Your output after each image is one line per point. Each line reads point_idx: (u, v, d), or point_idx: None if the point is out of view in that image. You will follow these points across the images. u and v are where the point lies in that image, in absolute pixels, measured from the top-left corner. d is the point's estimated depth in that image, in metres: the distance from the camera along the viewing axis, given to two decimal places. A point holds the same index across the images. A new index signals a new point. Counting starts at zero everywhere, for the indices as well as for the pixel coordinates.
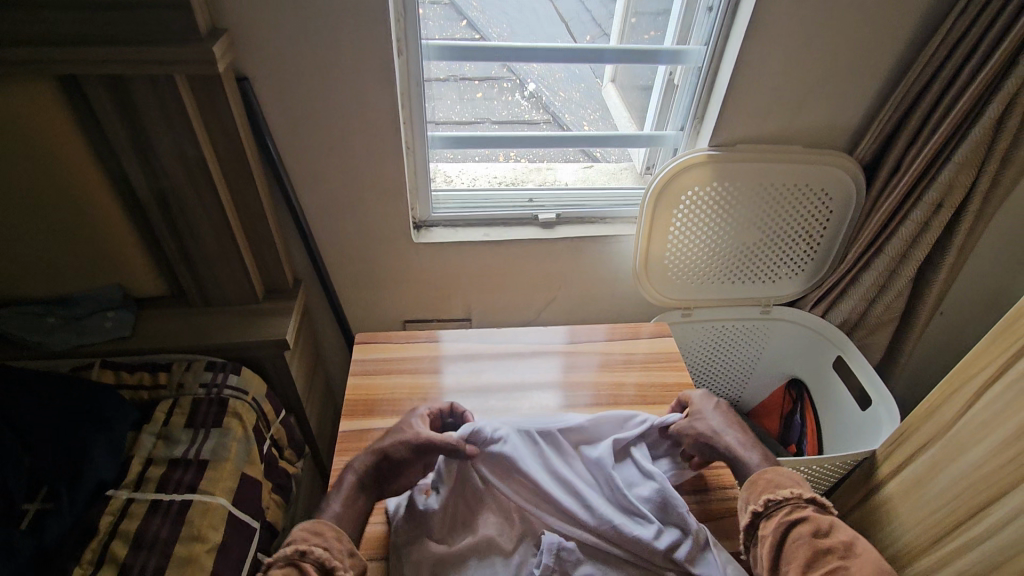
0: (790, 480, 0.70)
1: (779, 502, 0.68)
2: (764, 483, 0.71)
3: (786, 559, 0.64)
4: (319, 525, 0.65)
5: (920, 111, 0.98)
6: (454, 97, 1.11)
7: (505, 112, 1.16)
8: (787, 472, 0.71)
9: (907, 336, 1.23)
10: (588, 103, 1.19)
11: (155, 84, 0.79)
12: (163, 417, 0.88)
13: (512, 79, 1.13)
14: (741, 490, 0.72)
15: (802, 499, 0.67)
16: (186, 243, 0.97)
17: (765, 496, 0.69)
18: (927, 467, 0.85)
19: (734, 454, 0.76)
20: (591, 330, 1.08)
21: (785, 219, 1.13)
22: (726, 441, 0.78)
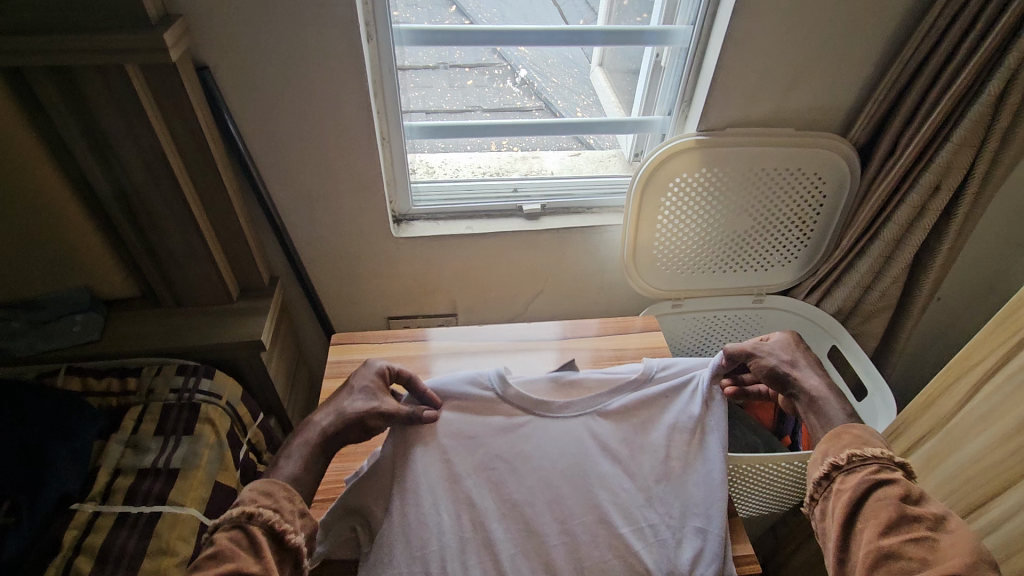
0: (881, 441, 0.67)
1: (865, 459, 0.65)
2: (852, 435, 0.68)
3: (865, 517, 0.61)
4: (269, 483, 0.62)
5: (916, 88, 0.93)
6: (444, 85, 1.07)
7: (497, 100, 1.12)
8: (875, 433, 0.68)
9: (904, 323, 1.19)
10: (581, 89, 1.15)
11: (106, 75, 0.74)
12: (133, 425, 0.85)
13: (503, 66, 1.09)
14: (821, 442, 0.70)
15: (892, 460, 0.64)
16: (153, 242, 0.93)
17: (851, 450, 0.66)
18: (925, 461, 0.82)
19: (814, 399, 0.74)
20: (583, 325, 1.05)
21: (777, 205, 1.10)
22: (811, 380, 0.76)
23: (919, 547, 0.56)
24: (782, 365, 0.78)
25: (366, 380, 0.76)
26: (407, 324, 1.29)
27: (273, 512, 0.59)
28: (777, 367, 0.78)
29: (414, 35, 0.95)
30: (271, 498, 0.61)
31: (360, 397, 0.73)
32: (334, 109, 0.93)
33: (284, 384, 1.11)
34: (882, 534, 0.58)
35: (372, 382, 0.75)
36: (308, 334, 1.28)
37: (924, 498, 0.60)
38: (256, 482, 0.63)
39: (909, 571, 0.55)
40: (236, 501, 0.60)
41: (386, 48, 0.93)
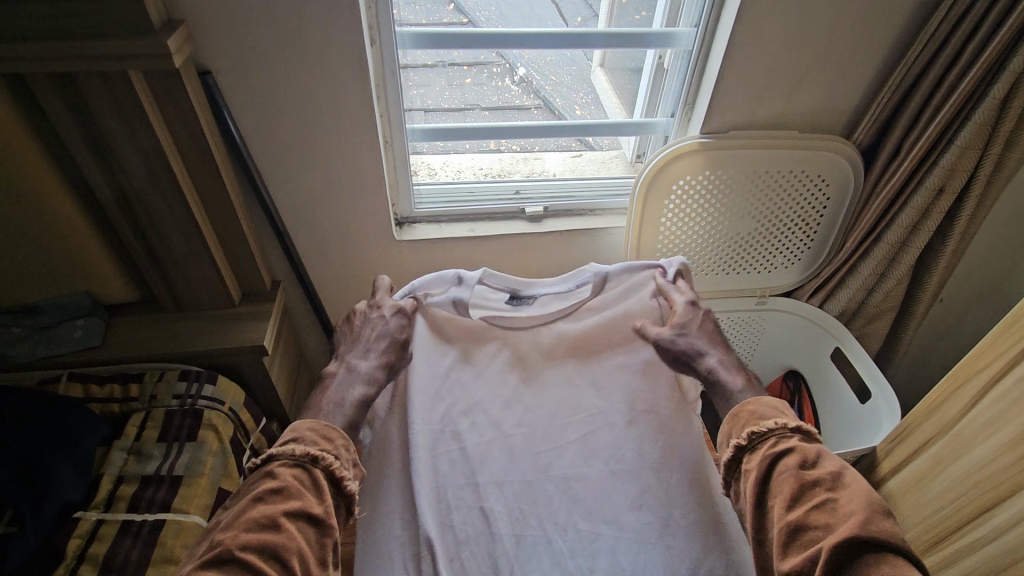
0: (774, 410, 0.73)
1: (764, 435, 0.70)
2: (746, 413, 0.74)
3: (772, 492, 0.65)
4: (328, 429, 0.70)
5: (920, 91, 0.93)
6: (443, 83, 1.06)
7: (495, 98, 1.11)
8: (769, 402, 0.75)
9: (906, 325, 1.19)
10: (578, 86, 1.14)
11: (106, 80, 0.74)
12: (136, 431, 0.84)
13: (501, 64, 1.08)
14: (725, 424, 0.76)
15: (789, 427, 0.70)
16: (154, 247, 0.92)
17: (748, 429, 0.71)
18: (931, 463, 0.82)
19: (711, 372, 0.82)
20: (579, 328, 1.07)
21: (780, 207, 1.10)
22: (720, 360, 0.83)
23: (823, 513, 0.61)
24: (701, 341, 0.86)
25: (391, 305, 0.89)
26: None
27: (334, 457, 0.67)
28: (691, 342, 0.86)
29: (417, 37, 0.94)
30: (330, 441, 0.69)
31: (393, 321, 0.87)
32: (336, 112, 0.92)
33: (286, 388, 1.11)
34: (790, 505, 0.63)
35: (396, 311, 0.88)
36: (309, 337, 1.27)
37: (820, 461, 0.66)
38: (313, 422, 0.70)
39: (818, 540, 0.59)
40: (298, 440, 0.67)
41: (389, 51, 0.93)
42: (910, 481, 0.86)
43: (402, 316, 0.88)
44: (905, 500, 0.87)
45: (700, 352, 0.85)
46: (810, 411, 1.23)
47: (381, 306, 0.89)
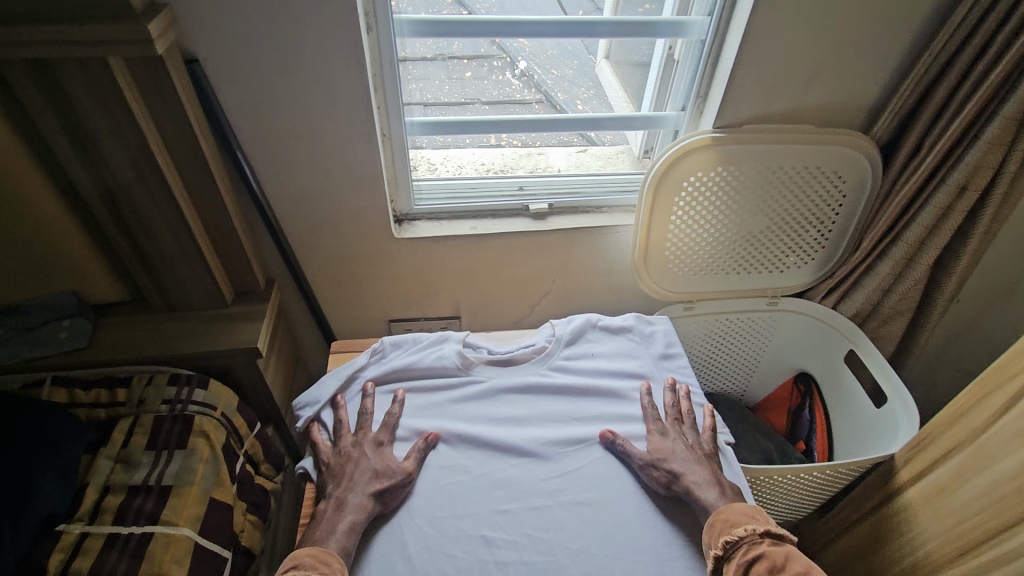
0: (745, 516, 0.75)
1: (737, 542, 0.72)
2: (722, 523, 0.75)
3: None
4: (327, 553, 0.70)
5: (943, 85, 0.89)
6: (442, 77, 1.02)
7: (495, 92, 1.06)
8: (740, 509, 0.76)
9: (922, 327, 1.15)
10: (582, 80, 1.10)
11: (87, 68, 0.69)
12: (122, 438, 0.80)
13: (502, 57, 1.03)
14: (702, 532, 0.76)
15: (759, 534, 0.72)
16: (143, 245, 0.88)
17: (722, 538, 0.73)
18: (955, 475, 0.78)
19: (691, 492, 0.80)
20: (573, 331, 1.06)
21: (794, 206, 1.06)
22: (698, 478, 0.82)
23: None
24: (681, 464, 0.84)
25: (372, 435, 0.88)
26: (409, 327, 1.24)
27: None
28: (670, 464, 0.84)
29: (417, 27, 0.90)
30: (329, 566, 0.69)
31: (378, 459, 0.84)
32: (331, 104, 0.88)
33: (282, 390, 1.07)
34: None
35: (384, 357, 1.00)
36: (306, 337, 1.23)
37: (790, 564, 0.68)
38: (312, 549, 0.72)
39: None
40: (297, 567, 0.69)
41: (387, 40, 0.88)
42: (930, 492, 0.83)
43: (388, 455, 0.86)
44: (925, 511, 0.84)
45: (680, 474, 0.82)
46: (822, 415, 1.20)
47: (363, 434, 0.88)
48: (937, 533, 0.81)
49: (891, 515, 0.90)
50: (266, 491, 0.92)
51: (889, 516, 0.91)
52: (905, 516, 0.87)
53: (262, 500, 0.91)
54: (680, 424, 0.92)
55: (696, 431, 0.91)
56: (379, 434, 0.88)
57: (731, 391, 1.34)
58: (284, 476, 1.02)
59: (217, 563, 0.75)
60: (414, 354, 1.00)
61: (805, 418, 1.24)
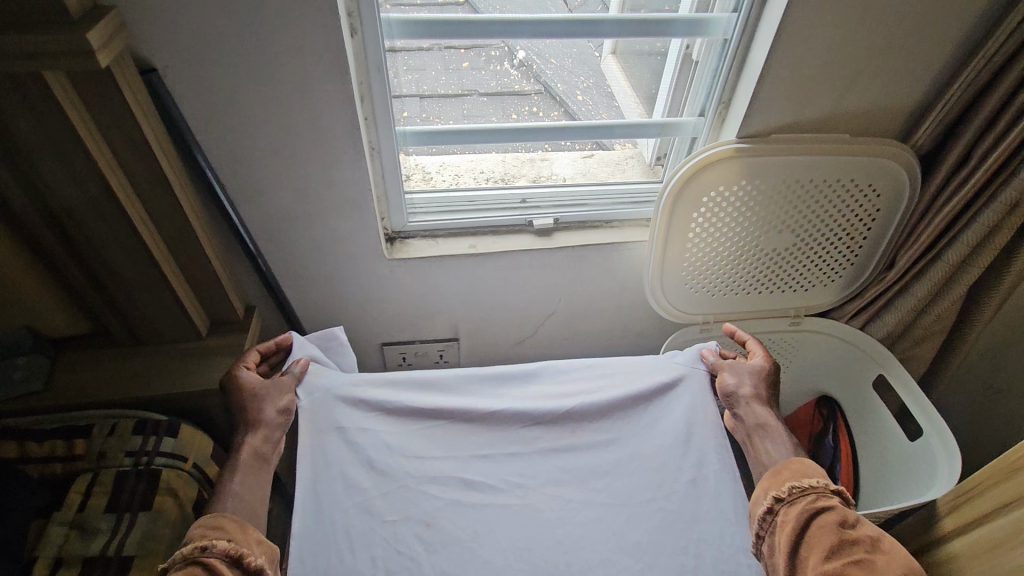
0: (820, 473, 0.72)
1: (808, 492, 0.69)
2: (789, 468, 0.73)
3: (809, 546, 0.64)
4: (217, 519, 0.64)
5: (999, 89, 0.80)
6: (438, 66, 0.91)
7: (494, 85, 0.95)
8: (813, 463, 0.73)
9: (958, 348, 1.07)
10: (581, 69, 0.97)
11: (16, 83, 0.60)
12: (80, 499, 0.72)
13: (500, 46, 0.91)
14: (765, 477, 0.73)
15: (831, 489, 0.69)
16: (102, 274, 0.79)
17: (789, 484, 0.70)
18: (1010, 531, 0.71)
19: (763, 425, 0.80)
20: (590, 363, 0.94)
21: (823, 221, 0.96)
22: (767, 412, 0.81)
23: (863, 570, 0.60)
24: (758, 391, 0.83)
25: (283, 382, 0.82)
26: (403, 351, 1.15)
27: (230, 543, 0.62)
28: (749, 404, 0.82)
29: (407, 26, 0.79)
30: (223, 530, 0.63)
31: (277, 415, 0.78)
32: (310, 116, 0.78)
33: None
34: (828, 562, 0.62)
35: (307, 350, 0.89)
36: None
37: (862, 526, 0.65)
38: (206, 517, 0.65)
39: None
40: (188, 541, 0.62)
41: (373, 43, 0.78)
42: (976, 544, 0.75)
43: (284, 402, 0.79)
44: (970, 566, 0.76)
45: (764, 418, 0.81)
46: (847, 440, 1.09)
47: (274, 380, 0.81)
48: None
49: (931, 564, 0.82)
50: None
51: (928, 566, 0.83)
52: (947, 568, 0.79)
53: None
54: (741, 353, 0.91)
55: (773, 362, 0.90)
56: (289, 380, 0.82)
57: None
58: None
59: None
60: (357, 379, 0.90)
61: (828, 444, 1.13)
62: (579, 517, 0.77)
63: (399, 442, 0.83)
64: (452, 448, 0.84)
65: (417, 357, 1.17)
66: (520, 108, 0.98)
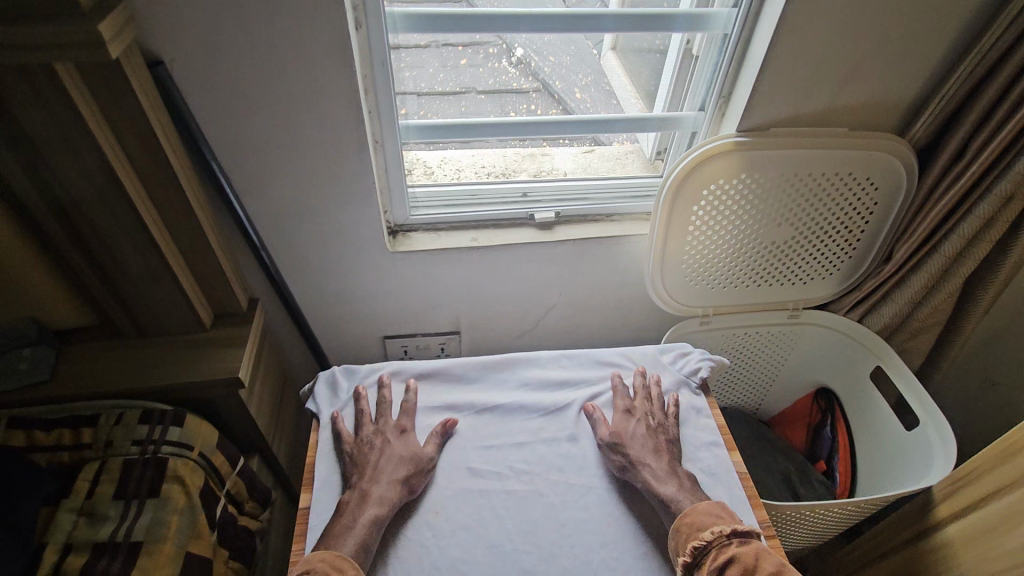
0: (711, 518, 0.70)
1: (706, 548, 0.66)
2: (687, 527, 0.70)
3: None
4: (339, 560, 0.66)
5: (995, 83, 0.81)
6: (436, 65, 0.92)
7: (492, 82, 0.96)
8: (705, 511, 0.71)
9: (954, 341, 1.08)
10: (580, 68, 1.00)
11: (27, 75, 0.60)
12: (88, 487, 0.73)
13: (498, 44, 0.93)
14: (668, 540, 0.71)
15: (727, 535, 0.67)
16: (109, 266, 0.80)
17: (689, 546, 0.67)
18: (1006, 517, 0.72)
19: (649, 485, 0.76)
20: (582, 355, 0.97)
21: (821, 215, 0.98)
22: (657, 471, 0.77)
23: None
24: (638, 452, 0.80)
25: (394, 422, 0.85)
26: (405, 344, 1.16)
27: None
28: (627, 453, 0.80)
29: (410, 21, 0.80)
30: (344, 573, 0.65)
31: (406, 449, 0.81)
32: (314, 109, 0.79)
33: (268, 417, 0.99)
34: None
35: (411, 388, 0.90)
36: (295, 355, 1.15)
37: (761, 564, 0.63)
38: (324, 552, 0.66)
39: None
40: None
41: (378, 37, 0.79)
42: (972, 531, 0.77)
43: (412, 440, 0.82)
44: (966, 552, 0.77)
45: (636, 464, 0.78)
46: (843, 433, 1.13)
47: (385, 422, 0.84)
48: None
49: (928, 551, 0.84)
50: (250, 532, 0.85)
51: (925, 553, 0.84)
52: (944, 555, 0.81)
53: (245, 544, 0.83)
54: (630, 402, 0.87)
55: (662, 412, 0.87)
56: (403, 420, 0.85)
57: (745, 405, 1.27)
58: (270, 512, 0.95)
59: None
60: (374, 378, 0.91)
61: (825, 436, 1.18)
62: (582, 504, 0.78)
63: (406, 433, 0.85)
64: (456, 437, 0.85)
65: (420, 350, 1.18)
66: (519, 105, 0.99)
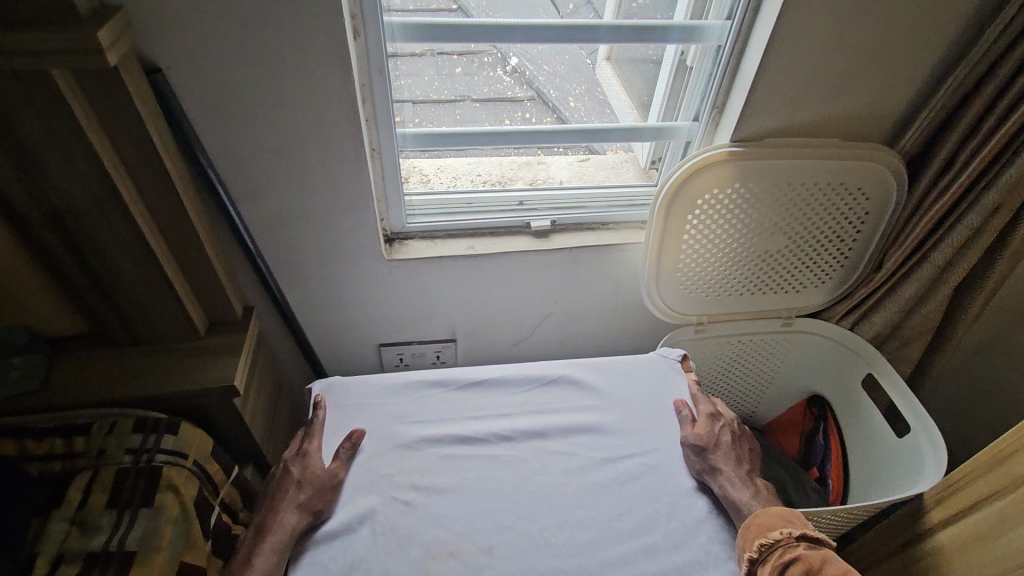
0: (783, 520, 0.66)
1: (773, 546, 0.63)
2: (755, 526, 0.67)
3: None
4: None
5: (982, 96, 0.82)
6: (431, 73, 0.92)
7: (487, 91, 0.97)
8: (780, 512, 0.68)
9: (944, 348, 1.10)
10: (574, 76, 1.00)
11: (26, 83, 0.60)
12: (80, 497, 0.71)
13: (494, 53, 0.93)
14: (737, 537, 0.68)
15: (796, 538, 0.64)
16: (103, 273, 0.79)
17: (757, 541, 0.65)
18: (996, 522, 0.74)
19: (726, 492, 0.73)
20: (587, 361, 0.91)
21: (813, 223, 0.99)
22: (731, 481, 0.75)
23: None
24: (720, 455, 0.77)
25: (299, 444, 0.77)
26: (401, 351, 1.16)
27: None
28: (709, 454, 0.77)
29: (408, 31, 0.81)
30: None
31: (306, 471, 0.73)
32: (312, 117, 0.79)
33: (263, 425, 0.98)
34: None
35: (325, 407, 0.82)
36: (289, 363, 1.14)
37: (829, 569, 0.59)
38: None
39: None
40: None
41: (376, 47, 0.80)
42: (967, 536, 0.78)
43: (313, 462, 0.75)
44: (962, 556, 0.79)
45: (715, 469, 0.76)
46: (836, 439, 1.14)
47: (291, 446, 0.77)
48: None
49: (924, 555, 0.85)
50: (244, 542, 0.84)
51: (922, 558, 0.85)
52: (939, 559, 0.82)
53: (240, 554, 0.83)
54: (716, 406, 0.84)
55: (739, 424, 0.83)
56: (309, 443, 0.77)
57: (740, 411, 1.29)
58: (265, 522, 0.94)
59: None
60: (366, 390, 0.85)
61: (818, 442, 1.18)
62: None
63: (392, 444, 0.79)
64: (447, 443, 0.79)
65: (415, 358, 1.18)
66: (513, 113, 1.00)
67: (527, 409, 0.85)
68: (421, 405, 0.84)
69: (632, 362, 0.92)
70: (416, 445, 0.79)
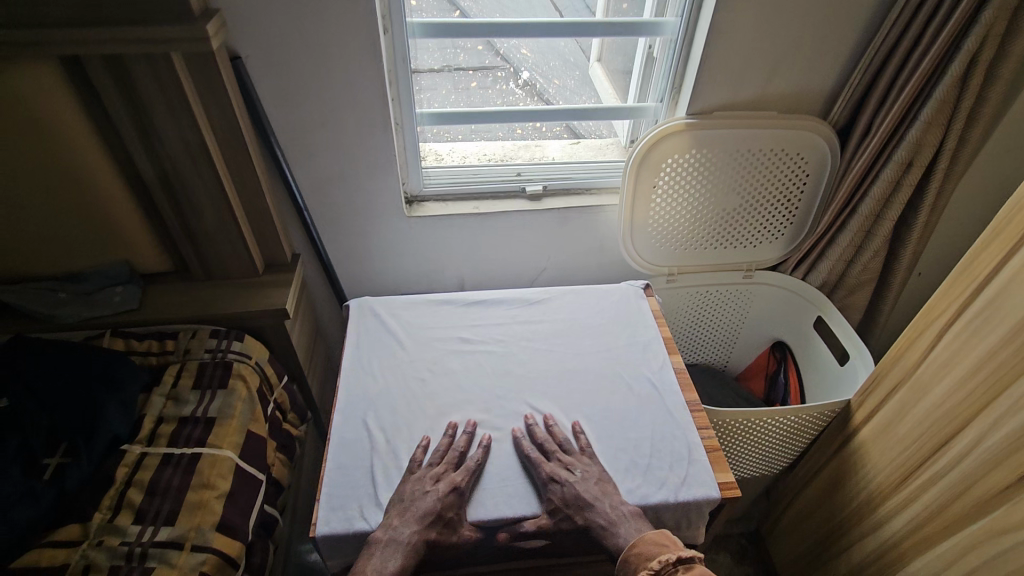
0: (657, 547, 0.68)
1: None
2: (636, 558, 0.67)
3: None
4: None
5: (888, 72, 1.01)
6: (448, 87, 1.16)
7: (500, 101, 1.21)
8: (651, 539, 0.69)
9: (887, 294, 1.28)
10: (583, 91, 1.24)
11: (152, 63, 0.83)
12: (172, 380, 0.94)
13: (506, 68, 1.18)
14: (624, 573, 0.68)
15: (673, 563, 0.65)
16: (189, 218, 1.01)
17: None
18: (897, 409, 0.91)
19: (609, 528, 0.72)
20: (566, 292, 1.09)
21: (764, 184, 1.18)
22: (623, 510, 0.74)
23: None
24: (580, 511, 0.73)
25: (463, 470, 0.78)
26: None
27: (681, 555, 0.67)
28: (581, 514, 0.73)
29: (425, 28, 1.03)
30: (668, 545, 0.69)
31: (447, 498, 0.74)
32: (351, 95, 1.01)
33: (305, 352, 1.19)
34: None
35: (546, 444, 0.82)
36: (325, 310, 1.36)
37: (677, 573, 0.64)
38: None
39: None
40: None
41: (401, 40, 1.02)
42: (880, 425, 0.95)
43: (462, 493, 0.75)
44: (877, 443, 0.96)
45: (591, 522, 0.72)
46: (795, 377, 1.31)
47: (443, 470, 0.78)
48: (889, 461, 0.93)
49: (852, 450, 1.02)
50: (291, 436, 1.05)
51: (851, 454, 1.02)
52: (862, 451, 1.00)
53: (288, 443, 1.03)
54: (537, 450, 0.81)
55: (576, 457, 0.80)
56: (456, 476, 0.77)
57: (715, 360, 1.47)
58: (305, 428, 1.15)
59: (254, 484, 0.88)
60: (388, 308, 1.04)
61: (780, 383, 1.36)
62: None
63: (406, 346, 0.97)
64: (450, 346, 0.97)
65: None
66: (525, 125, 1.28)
67: (517, 323, 1.02)
68: (430, 319, 1.02)
69: (610, 293, 1.09)
70: (425, 347, 0.97)
